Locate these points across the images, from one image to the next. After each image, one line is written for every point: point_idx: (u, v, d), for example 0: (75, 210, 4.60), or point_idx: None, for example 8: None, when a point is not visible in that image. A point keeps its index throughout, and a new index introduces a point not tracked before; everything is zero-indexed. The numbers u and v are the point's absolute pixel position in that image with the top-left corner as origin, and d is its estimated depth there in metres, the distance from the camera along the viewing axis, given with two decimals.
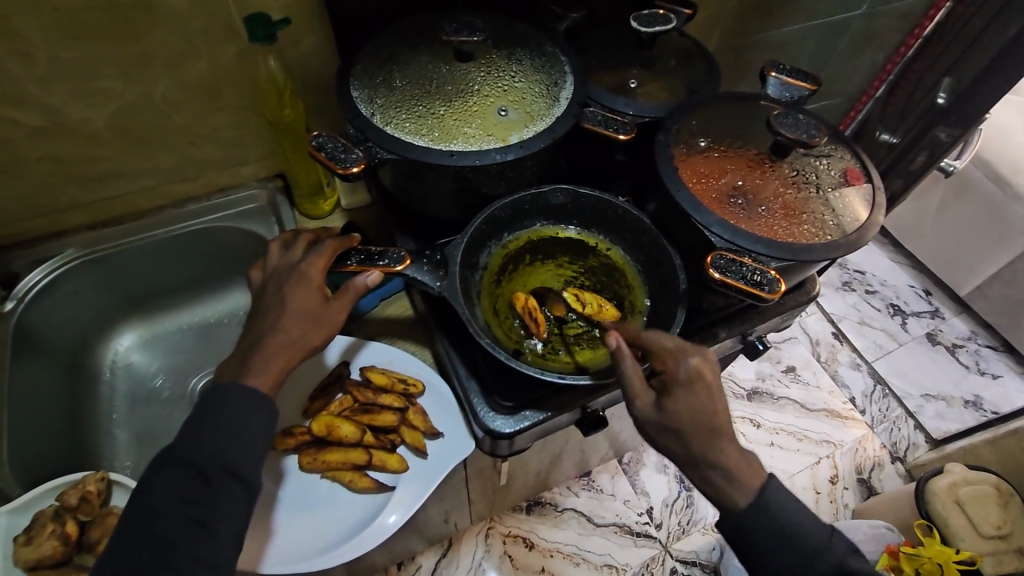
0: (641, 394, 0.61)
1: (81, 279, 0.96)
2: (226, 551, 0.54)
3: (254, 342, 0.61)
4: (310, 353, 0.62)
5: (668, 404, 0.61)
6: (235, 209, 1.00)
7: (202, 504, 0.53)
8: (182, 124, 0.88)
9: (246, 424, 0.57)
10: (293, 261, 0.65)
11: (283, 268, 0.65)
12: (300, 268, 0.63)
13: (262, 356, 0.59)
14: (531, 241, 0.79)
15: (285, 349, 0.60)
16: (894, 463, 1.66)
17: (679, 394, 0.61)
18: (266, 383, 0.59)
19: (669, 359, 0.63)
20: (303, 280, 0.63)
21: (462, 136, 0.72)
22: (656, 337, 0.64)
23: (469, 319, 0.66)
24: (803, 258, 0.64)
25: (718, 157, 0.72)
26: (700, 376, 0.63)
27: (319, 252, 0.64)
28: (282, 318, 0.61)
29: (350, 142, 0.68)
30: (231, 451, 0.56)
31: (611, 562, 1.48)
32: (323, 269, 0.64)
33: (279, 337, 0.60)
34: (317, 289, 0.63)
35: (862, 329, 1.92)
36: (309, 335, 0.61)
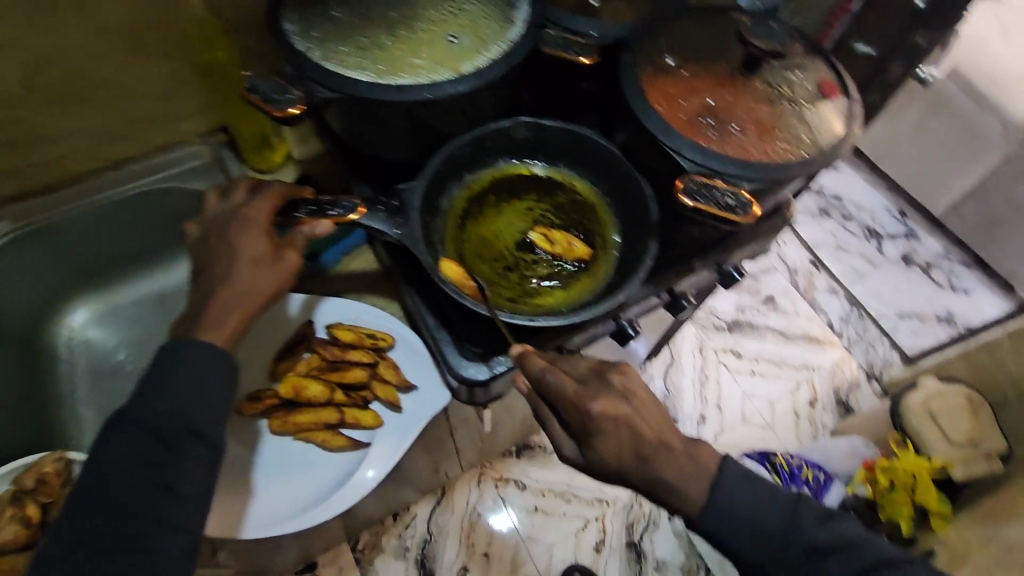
0: (565, 442, 0.65)
1: (24, 253, 0.89)
2: (196, 513, 0.53)
3: (204, 297, 0.56)
4: (265, 304, 0.57)
5: (589, 452, 0.62)
6: (178, 168, 0.93)
7: (165, 466, 0.51)
8: (104, 76, 0.80)
9: (202, 386, 0.53)
10: (235, 207, 0.60)
11: (225, 215, 0.60)
12: (244, 213, 0.59)
13: (215, 309, 0.55)
14: (494, 180, 0.75)
15: (238, 300, 0.56)
16: (871, 382, 1.71)
17: (598, 437, 0.61)
18: (220, 336, 0.54)
19: (574, 410, 0.61)
20: (249, 223, 0.58)
21: (409, 68, 0.66)
22: (558, 383, 0.61)
23: (432, 266, 0.62)
24: (777, 178, 0.60)
25: (687, 77, 0.67)
26: (615, 421, 0.61)
27: (265, 196, 0.60)
28: (233, 267, 0.56)
29: (287, 81, 0.62)
30: (189, 410, 0.52)
31: (603, 496, 1.52)
32: (269, 214, 0.59)
33: (229, 288, 0.55)
34: (264, 234, 0.58)
35: (839, 254, 1.93)
36: (261, 284, 0.57)
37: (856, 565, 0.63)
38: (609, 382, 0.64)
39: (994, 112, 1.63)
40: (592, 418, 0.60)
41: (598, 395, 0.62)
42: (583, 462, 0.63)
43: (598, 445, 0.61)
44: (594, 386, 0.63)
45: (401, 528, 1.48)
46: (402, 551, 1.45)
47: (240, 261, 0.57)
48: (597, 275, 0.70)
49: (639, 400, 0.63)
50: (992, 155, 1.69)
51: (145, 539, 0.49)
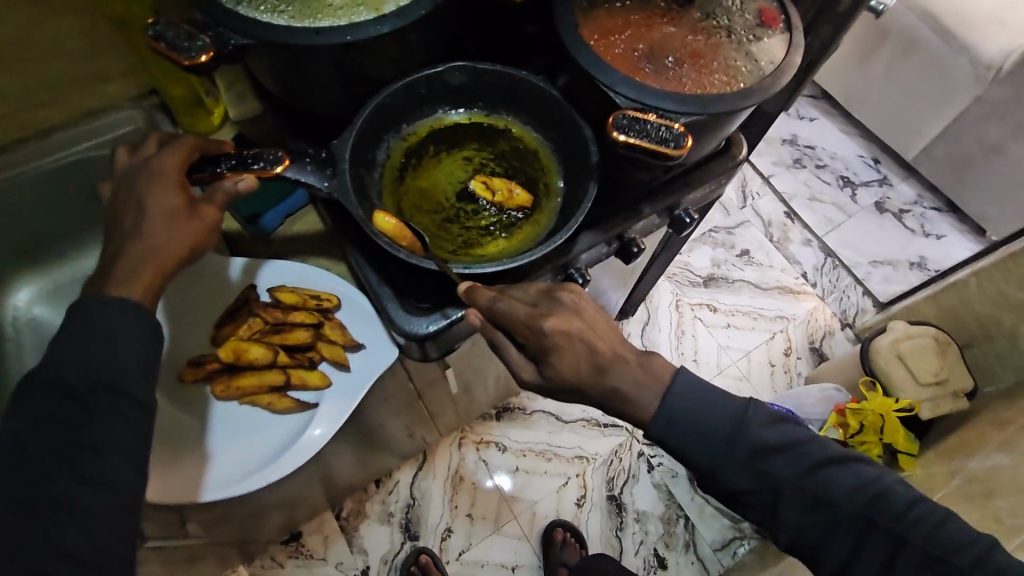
0: (524, 365, 0.64)
1: None
2: (128, 471, 0.53)
3: (115, 253, 0.56)
4: (182, 260, 0.58)
5: (548, 370, 0.61)
6: (110, 135, 0.89)
7: (87, 423, 0.52)
8: (18, 37, 0.75)
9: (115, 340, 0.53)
10: (145, 159, 0.59)
11: (133, 169, 0.59)
12: (153, 166, 0.58)
13: (127, 261, 0.55)
14: (432, 131, 0.72)
15: (152, 255, 0.55)
16: (844, 330, 1.73)
17: (554, 358, 0.60)
18: (135, 291, 0.54)
19: (530, 332, 0.59)
20: (158, 177, 0.57)
21: (329, 10, 0.62)
22: (510, 309, 0.59)
23: (363, 219, 0.60)
24: (714, 111, 0.58)
25: (623, 9, 0.64)
26: (571, 340, 0.60)
27: (176, 146, 0.59)
28: (143, 221, 0.56)
29: (195, 28, 0.58)
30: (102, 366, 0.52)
31: (581, 453, 1.54)
32: (180, 166, 0.58)
33: (141, 244, 0.55)
34: (176, 186, 0.57)
35: (813, 205, 1.92)
36: (177, 237, 0.57)
37: (803, 463, 0.64)
38: (560, 300, 0.62)
39: (965, 53, 1.61)
40: (546, 340, 0.59)
41: (552, 315, 0.59)
42: (543, 381, 0.63)
43: (559, 361, 0.60)
44: (544, 306, 0.61)
45: (384, 494, 1.49)
46: (387, 516, 1.47)
47: (149, 214, 0.56)
48: (540, 223, 0.68)
49: (591, 315, 0.62)
50: (965, 94, 1.65)
51: (67, 495, 0.50)
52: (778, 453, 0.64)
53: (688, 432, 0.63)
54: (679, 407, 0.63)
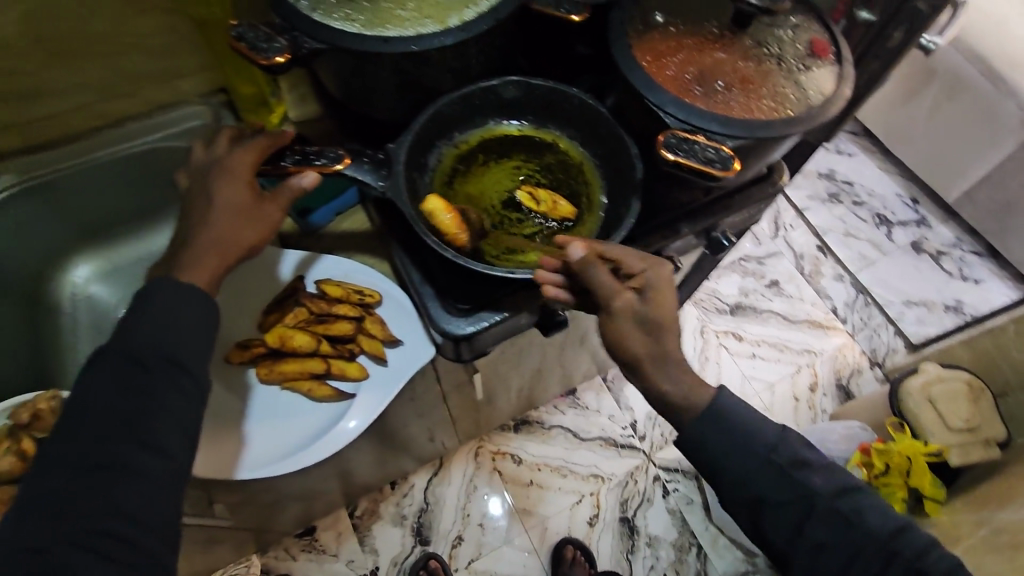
0: (623, 296, 0.60)
1: (29, 209, 0.92)
2: (181, 438, 0.56)
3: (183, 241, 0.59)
4: (246, 254, 0.61)
5: (653, 300, 0.60)
6: (178, 128, 0.94)
7: (149, 389, 0.55)
8: (106, 30, 0.81)
9: (181, 316, 0.56)
10: (218, 158, 0.62)
11: (207, 167, 0.62)
12: (225, 161, 0.61)
13: (197, 251, 0.58)
14: (483, 140, 0.75)
15: (218, 246, 0.58)
16: (873, 369, 1.70)
17: (661, 288, 0.61)
18: (201, 279, 0.57)
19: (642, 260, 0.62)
20: (228, 171, 0.60)
21: (396, 20, 0.66)
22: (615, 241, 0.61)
23: (414, 218, 0.63)
24: (761, 135, 0.59)
25: (676, 33, 0.66)
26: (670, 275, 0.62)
27: (250, 145, 0.61)
28: (209, 215, 0.59)
29: (273, 30, 0.62)
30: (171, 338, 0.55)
31: (597, 471, 1.54)
32: (252, 167, 0.61)
33: (208, 236, 0.58)
34: (245, 180, 0.60)
35: (847, 240, 1.90)
36: (242, 232, 0.59)
37: (829, 496, 0.63)
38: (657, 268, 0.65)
39: (1013, 97, 1.59)
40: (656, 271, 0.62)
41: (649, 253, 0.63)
42: None
43: (662, 291, 0.61)
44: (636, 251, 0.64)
45: (399, 497, 1.51)
46: (400, 519, 1.49)
47: (221, 209, 0.59)
48: (581, 235, 0.70)
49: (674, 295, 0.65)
50: (1010, 139, 1.63)
51: (123, 458, 0.53)
52: (805, 483, 0.63)
53: (704, 455, 0.64)
54: (701, 433, 0.64)
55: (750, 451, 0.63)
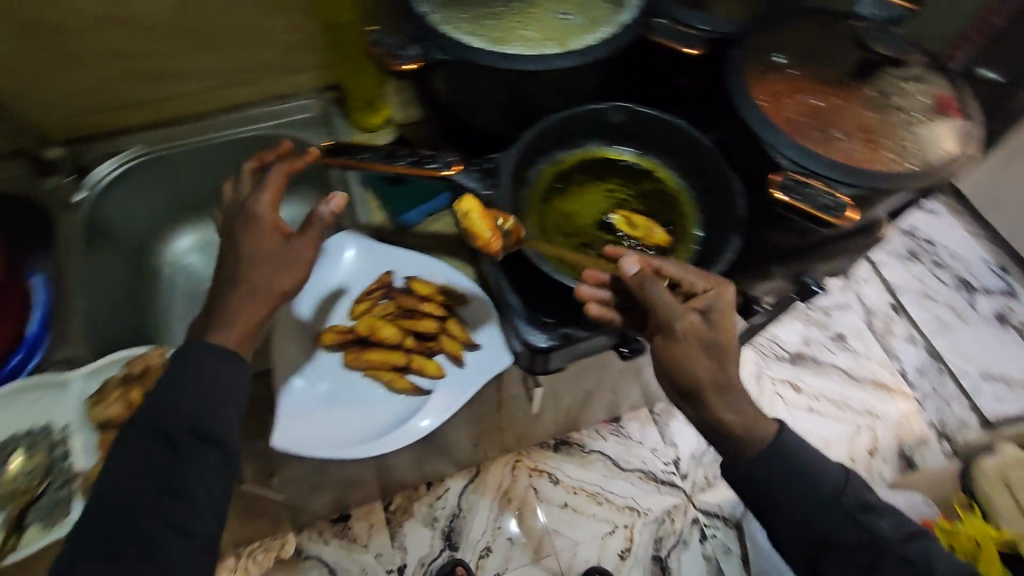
0: (685, 317, 0.60)
1: (150, 175, 0.97)
2: None
3: (225, 285, 0.60)
4: (277, 305, 0.61)
5: (717, 321, 0.60)
6: (288, 119, 1.00)
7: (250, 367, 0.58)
8: (243, 24, 0.87)
9: (210, 389, 0.57)
10: (242, 199, 0.64)
11: (233, 207, 0.64)
12: (250, 208, 0.62)
13: (235, 295, 0.59)
14: (582, 161, 0.77)
15: (254, 297, 0.59)
16: (942, 442, 1.54)
17: (723, 312, 0.61)
18: (232, 340, 0.59)
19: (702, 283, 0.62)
20: (254, 217, 0.62)
21: (520, 38, 0.69)
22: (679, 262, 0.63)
23: (516, 230, 0.66)
24: (879, 186, 0.59)
25: (795, 75, 0.67)
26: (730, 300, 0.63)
27: (266, 181, 0.63)
28: (242, 267, 0.60)
29: (406, 39, 0.67)
30: (200, 416, 0.56)
31: (633, 504, 1.47)
32: (272, 205, 0.63)
33: (242, 288, 0.59)
34: (273, 227, 0.62)
35: (925, 302, 1.76)
36: (280, 281, 0.60)
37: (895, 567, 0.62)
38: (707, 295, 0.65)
39: None
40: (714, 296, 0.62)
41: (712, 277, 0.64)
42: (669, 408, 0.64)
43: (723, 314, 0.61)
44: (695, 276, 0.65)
45: (432, 498, 1.47)
46: (431, 520, 1.44)
47: (250, 255, 0.60)
48: None
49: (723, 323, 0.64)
50: None
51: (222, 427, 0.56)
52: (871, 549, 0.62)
53: (770, 497, 0.63)
54: (769, 483, 0.63)
55: (817, 507, 0.62)
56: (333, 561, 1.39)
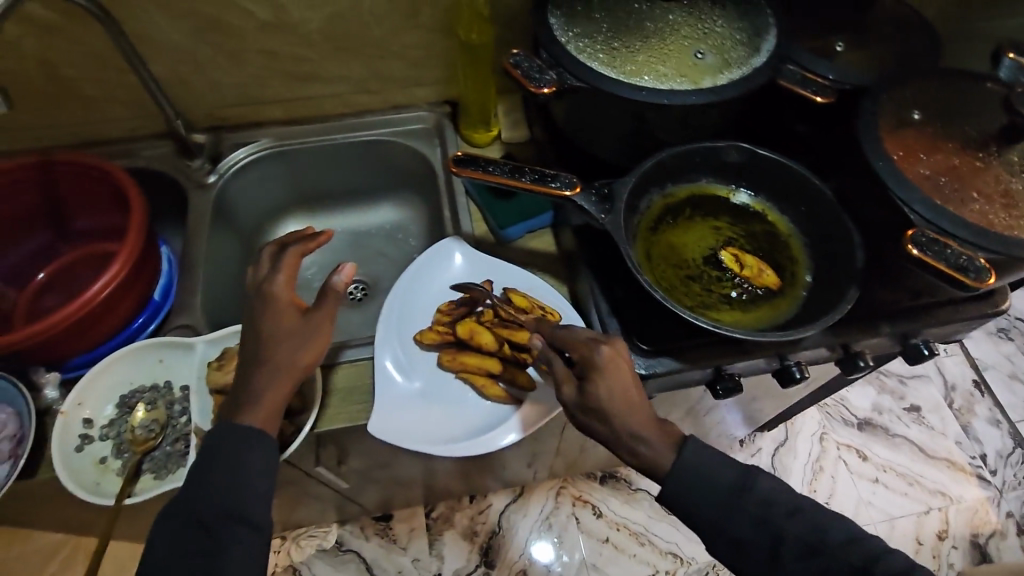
0: (565, 383, 0.65)
1: (273, 167, 1.04)
2: None
3: (254, 358, 0.66)
4: (306, 372, 0.67)
5: (589, 389, 0.63)
6: (404, 127, 1.05)
7: None
8: (380, 38, 0.94)
9: (242, 466, 0.62)
10: (259, 280, 0.69)
11: (253, 285, 0.70)
12: (270, 292, 0.67)
13: (263, 368, 0.65)
14: (693, 195, 0.77)
15: (283, 369, 0.66)
16: (1021, 536, 1.43)
17: (595, 376, 0.62)
18: (259, 419, 0.64)
19: (584, 349, 0.65)
20: (273, 299, 0.67)
21: (653, 73, 0.71)
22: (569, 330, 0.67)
23: (629, 255, 0.67)
24: (1018, 254, 0.57)
25: (932, 133, 0.66)
26: (610, 362, 0.63)
27: (282, 266, 0.68)
28: (270, 345, 0.66)
29: (544, 64, 0.71)
30: (236, 496, 0.61)
31: (676, 551, 1.43)
32: (287, 289, 0.68)
33: (269, 364, 0.65)
34: (291, 307, 0.67)
35: (1013, 384, 1.64)
36: (305, 354, 0.67)
37: None
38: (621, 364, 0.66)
39: None
40: (594, 358, 0.63)
41: (597, 337, 0.65)
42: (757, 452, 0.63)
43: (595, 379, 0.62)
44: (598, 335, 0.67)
45: (475, 511, 1.47)
46: (470, 534, 1.44)
47: (271, 335, 0.66)
48: (779, 308, 0.70)
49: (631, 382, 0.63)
50: None
51: None
52: None
53: None
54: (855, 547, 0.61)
55: None
56: (371, 559, 1.40)
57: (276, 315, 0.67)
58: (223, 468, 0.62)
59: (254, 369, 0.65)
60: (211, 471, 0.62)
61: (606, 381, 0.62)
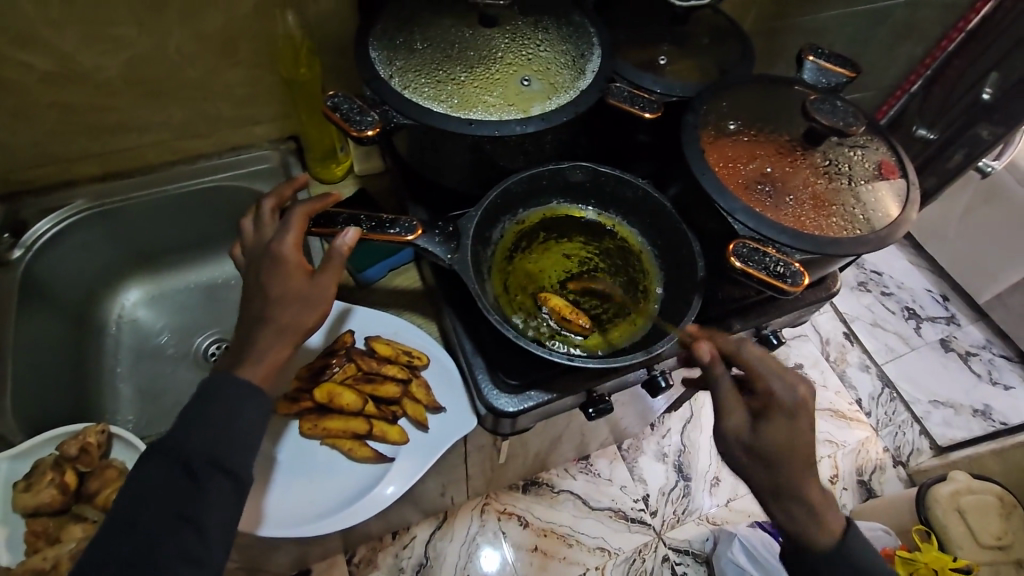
0: (732, 410, 0.64)
1: (93, 230, 0.92)
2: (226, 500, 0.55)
3: (257, 316, 0.60)
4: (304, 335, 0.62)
5: (762, 426, 0.63)
6: (244, 169, 0.96)
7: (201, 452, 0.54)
8: (196, 78, 0.85)
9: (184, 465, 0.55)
10: (266, 241, 0.64)
11: (257, 249, 0.64)
12: (274, 249, 0.62)
13: (263, 320, 0.60)
14: (545, 218, 0.76)
15: (279, 334, 0.60)
16: (897, 467, 1.47)
17: (778, 419, 0.63)
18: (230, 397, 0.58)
19: (764, 383, 0.65)
20: (279, 260, 0.61)
21: (482, 104, 0.70)
22: (757, 359, 0.66)
23: (479, 294, 0.64)
24: (829, 252, 0.62)
25: (748, 142, 0.69)
26: (803, 403, 0.63)
27: (290, 223, 0.63)
28: (269, 304, 0.60)
29: (366, 104, 0.66)
30: (212, 461, 0.55)
31: (604, 545, 1.31)
32: (294, 245, 0.62)
33: (269, 324, 0.59)
34: (297, 268, 0.61)
35: (875, 331, 1.68)
36: (306, 311, 0.61)
37: None
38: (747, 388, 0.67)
39: None
40: (787, 398, 0.64)
41: (788, 376, 0.65)
42: None
43: (783, 419, 0.63)
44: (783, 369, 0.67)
45: (399, 547, 1.28)
46: (397, 572, 1.26)
47: (272, 298, 0.60)
48: (637, 323, 0.71)
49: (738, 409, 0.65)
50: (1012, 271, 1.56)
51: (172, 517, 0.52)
52: None
53: None
54: None
55: None
56: None
57: (276, 285, 0.60)
58: (201, 420, 0.56)
59: (256, 332, 0.59)
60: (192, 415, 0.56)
61: (783, 429, 0.63)
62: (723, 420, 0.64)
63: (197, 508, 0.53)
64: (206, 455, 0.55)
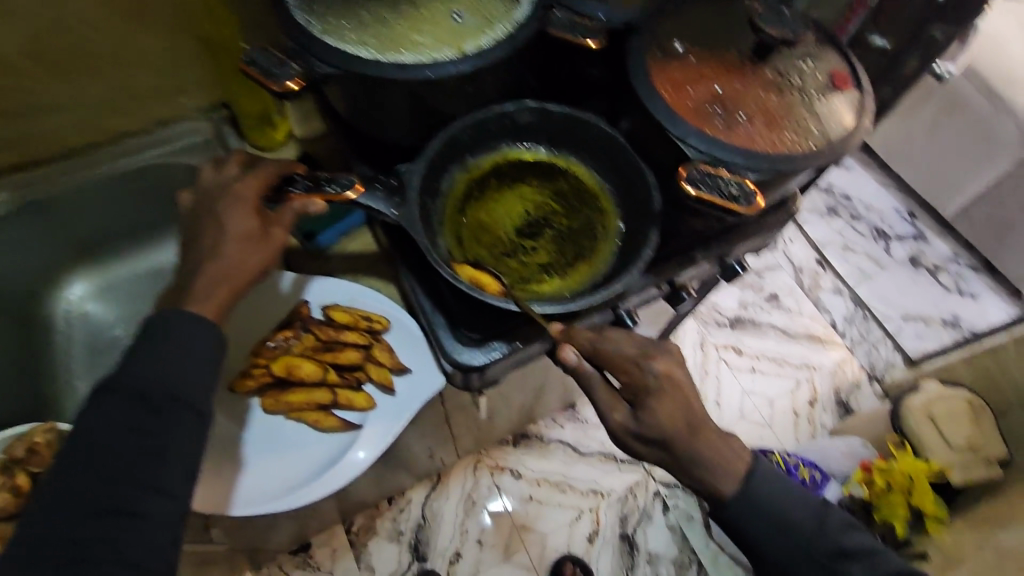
0: (614, 406, 0.62)
1: (21, 225, 0.86)
2: (187, 482, 0.53)
3: (189, 293, 0.56)
4: (252, 280, 0.58)
5: (647, 417, 0.61)
6: (175, 144, 0.90)
7: (151, 437, 0.52)
8: (106, 47, 0.78)
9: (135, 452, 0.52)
10: (224, 180, 0.61)
11: (213, 188, 0.60)
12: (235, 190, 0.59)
13: (196, 292, 0.56)
14: (496, 164, 0.73)
15: (224, 279, 0.56)
16: (872, 383, 1.50)
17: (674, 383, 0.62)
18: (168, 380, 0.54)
19: (636, 369, 0.62)
20: (239, 200, 0.59)
21: (411, 45, 0.65)
22: (618, 345, 0.62)
23: (429, 249, 0.61)
24: (783, 169, 0.60)
25: (696, 62, 0.66)
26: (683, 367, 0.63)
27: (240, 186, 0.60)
28: (218, 247, 0.57)
29: (286, 56, 0.61)
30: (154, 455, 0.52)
31: (596, 488, 1.33)
32: (257, 190, 0.60)
33: (222, 265, 0.56)
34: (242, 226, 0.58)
35: (846, 254, 1.69)
36: (243, 276, 0.58)
37: None
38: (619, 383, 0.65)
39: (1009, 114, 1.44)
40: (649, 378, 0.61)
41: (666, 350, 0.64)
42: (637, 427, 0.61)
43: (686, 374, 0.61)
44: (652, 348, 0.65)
45: (395, 511, 1.29)
46: (395, 535, 1.27)
47: (201, 276, 0.56)
48: (597, 262, 0.70)
49: (608, 402, 0.63)
50: (972, 180, 1.57)
51: (131, 503, 0.50)
52: None
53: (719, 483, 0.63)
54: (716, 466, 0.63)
55: None
56: None
57: (204, 266, 0.56)
58: (138, 404, 0.52)
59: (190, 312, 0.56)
60: (123, 397, 0.52)
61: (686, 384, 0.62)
62: (610, 416, 0.63)
63: (148, 497, 0.51)
64: (148, 441, 0.52)
